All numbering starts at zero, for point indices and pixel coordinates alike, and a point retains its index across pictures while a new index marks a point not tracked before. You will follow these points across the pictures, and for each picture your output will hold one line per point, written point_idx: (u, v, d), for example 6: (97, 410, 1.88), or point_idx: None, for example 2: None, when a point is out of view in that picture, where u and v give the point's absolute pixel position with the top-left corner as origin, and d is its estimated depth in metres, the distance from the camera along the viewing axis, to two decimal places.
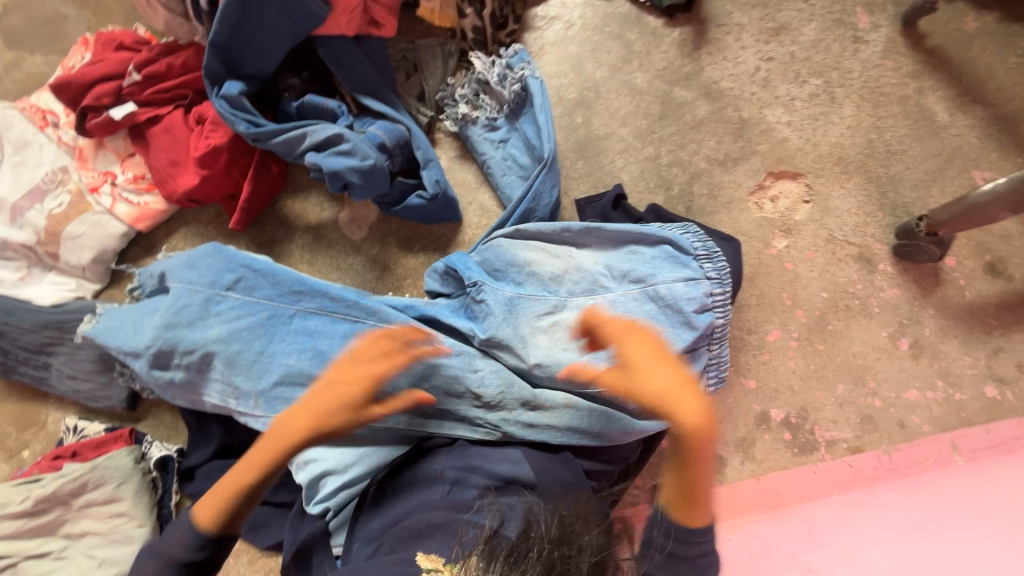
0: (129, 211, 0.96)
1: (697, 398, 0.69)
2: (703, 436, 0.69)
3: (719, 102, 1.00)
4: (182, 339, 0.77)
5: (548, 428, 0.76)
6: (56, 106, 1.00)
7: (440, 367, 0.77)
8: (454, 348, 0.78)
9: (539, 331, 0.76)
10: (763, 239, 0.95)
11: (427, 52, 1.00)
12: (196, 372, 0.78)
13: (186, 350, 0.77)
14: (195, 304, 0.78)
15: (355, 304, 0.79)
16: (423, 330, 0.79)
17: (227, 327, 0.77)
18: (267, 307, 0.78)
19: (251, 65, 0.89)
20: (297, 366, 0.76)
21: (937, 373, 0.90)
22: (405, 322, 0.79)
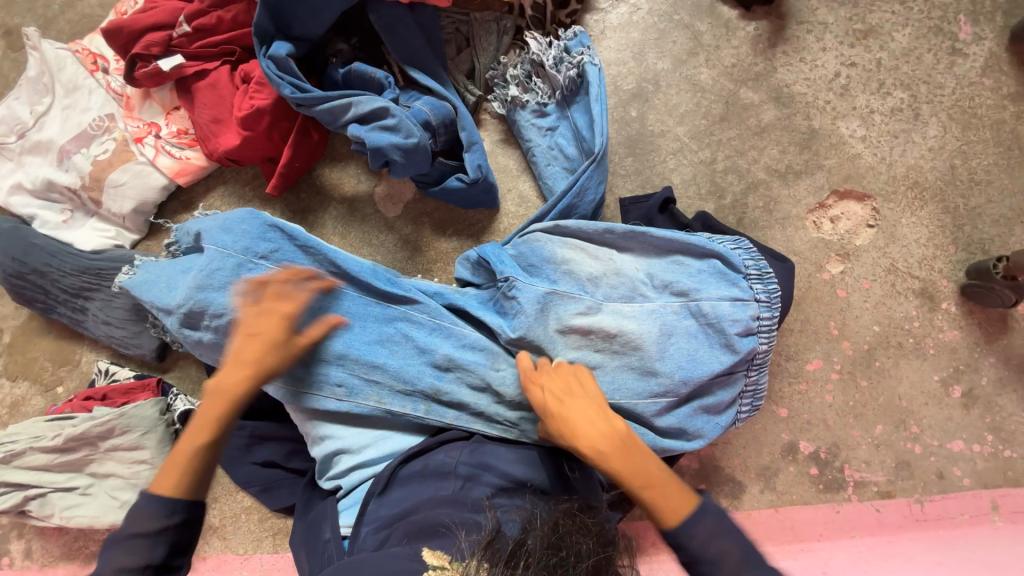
0: (170, 165, 0.96)
1: (586, 407, 0.66)
2: (619, 456, 0.63)
3: (788, 108, 0.93)
4: (212, 301, 0.76)
5: None
6: (107, 51, 1.00)
7: (464, 359, 0.75)
8: (480, 342, 0.76)
9: (570, 333, 0.74)
10: (817, 262, 0.89)
11: (481, 26, 0.95)
12: (222, 336, 0.77)
13: (215, 313, 0.76)
14: (227, 267, 0.77)
15: (387, 286, 0.78)
16: (452, 320, 0.78)
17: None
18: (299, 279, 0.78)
19: (300, 26, 0.86)
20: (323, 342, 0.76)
21: (988, 426, 0.84)
22: (434, 309, 0.78)
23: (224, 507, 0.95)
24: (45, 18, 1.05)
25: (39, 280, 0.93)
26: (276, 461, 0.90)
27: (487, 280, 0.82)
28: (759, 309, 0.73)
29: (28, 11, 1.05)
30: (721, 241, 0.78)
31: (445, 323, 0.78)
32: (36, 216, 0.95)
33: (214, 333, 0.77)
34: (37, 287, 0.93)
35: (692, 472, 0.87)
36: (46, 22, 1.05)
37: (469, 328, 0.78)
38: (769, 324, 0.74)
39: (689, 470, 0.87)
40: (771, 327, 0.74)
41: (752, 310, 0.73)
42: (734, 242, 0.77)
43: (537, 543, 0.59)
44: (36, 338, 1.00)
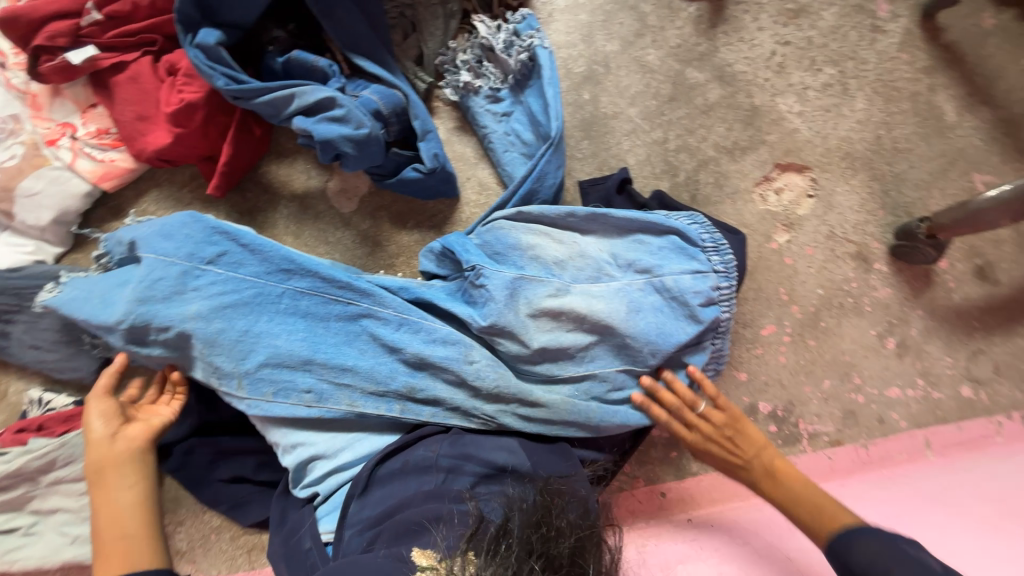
0: (92, 168, 0.87)
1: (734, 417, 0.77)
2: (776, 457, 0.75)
3: (731, 87, 0.97)
4: (158, 315, 0.71)
5: (545, 421, 0.75)
6: (3, 44, 0.89)
7: (435, 354, 0.74)
8: (451, 335, 0.75)
9: (540, 317, 0.74)
10: (765, 233, 0.94)
11: (427, 10, 0.92)
12: (173, 351, 0.72)
13: (162, 326, 0.71)
14: (170, 277, 0.71)
15: (349, 285, 0.75)
16: (420, 313, 0.76)
17: (206, 304, 0.71)
18: (253, 284, 0.73)
19: (229, 11, 0.80)
20: (287, 348, 0.72)
21: (918, 372, 0.93)
22: (401, 305, 0.76)
23: (191, 530, 0.90)
24: None
25: None
26: (244, 474, 0.85)
27: (454, 271, 0.81)
28: (717, 279, 0.77)
29: None
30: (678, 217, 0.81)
31: (413, 318, 0.76)
32: None
33: (163, 348, 0.72)
34: None
35: (663, 441, 0.91)
36: None
37: (439, 321, 0.77)
38: (729, 293, 0.77)
39: (660, 439, 0.91)
40: (729, 296, 0.77)
41: (711, 281, 0.76)
42: (689, 217, 0.80)
43: (521, 525, 0.61)
44: None
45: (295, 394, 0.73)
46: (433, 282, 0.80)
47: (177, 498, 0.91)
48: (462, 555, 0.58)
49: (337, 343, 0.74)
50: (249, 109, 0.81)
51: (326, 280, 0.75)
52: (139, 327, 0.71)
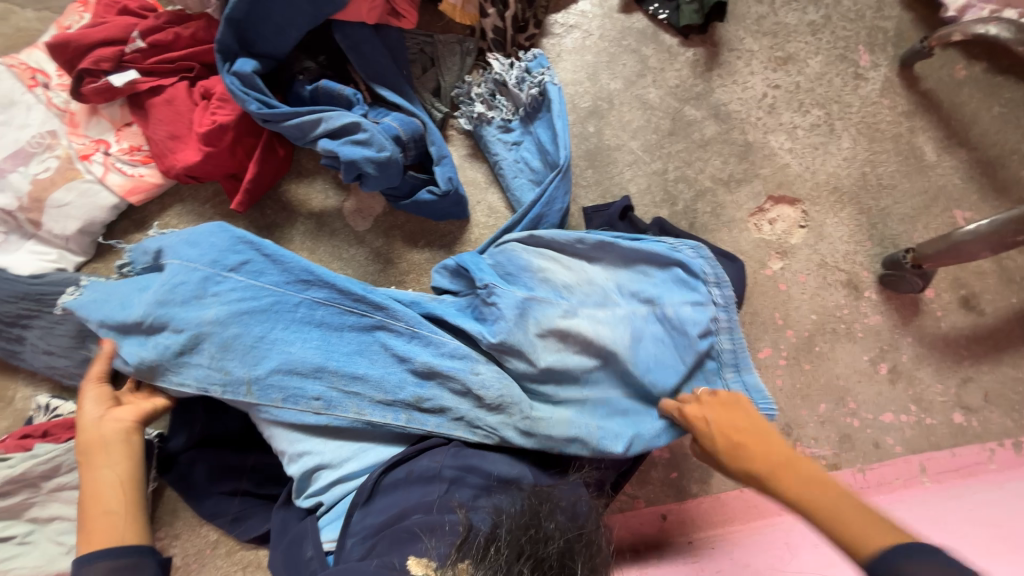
0: (121, 182, 0.91)
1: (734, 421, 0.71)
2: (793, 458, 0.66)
3: (726, 124, 1.04)
4: (175, 317, 0.73)
5: (546, 437, 0.76)
6: (48, 66, 0.95)
7: (443, 365, 0.76)
8: (459, 350, 0.77)
9: (548, 337, 0.77)
10: (760, 260, 0.99)
11: (445, 47, 1.00)
12: (178, 353, 0.73)
13: (176, 329, 0.73)
14: (191, 282, 0.74)
15: (365, 299, 0.78)
16: (432, 328, 0.78)
17: (225, 309, 0.74)
18: (273, 293, 0.76)
19: (265, 44, 0.87)
20: (299, 357, 0.75)
21: (911, 397, 0.95)
22: (413, 319, 0.78)
23: (188, 542, 0.88)
24: None
25: None
26: (246, 487, 0.85)
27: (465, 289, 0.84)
28: (720, 313, 0.79)
29: None
30: (681, 249, 0.84)
31: (423, 333, 0.78)
32: None
33: (169, 350, 0.73)
34: None
35: (664, 461, 0.92)
36: None
37: (448, 336, 0.79)
38: (729, 326, 0.79)
39: (661, 460, 0.93)
40: (725, 324, 0.79)
41: (714, 313, 0.79)
42: (694, 249, 0.83)
43: (510, 527, 0.61)
44: None
45: (302, 401, 0.74)
46: (444, 298, 0.83)
47: (175, 512, 0.88)
48: (452, 558, 0.58)
49: (349, 353, 0.77)
50: (277, 132, 0.87)
51: (342, 292, 0.78)
52: (153, 326, 0.74)
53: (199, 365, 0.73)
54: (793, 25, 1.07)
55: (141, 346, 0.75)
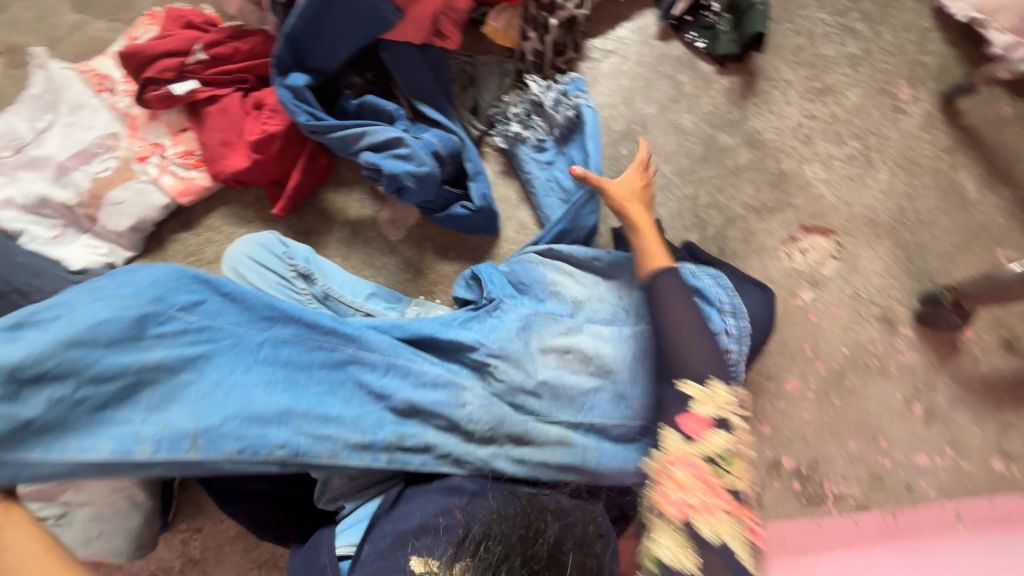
0: (174, 184, 0.96)
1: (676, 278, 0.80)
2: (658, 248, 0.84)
3: (760, 152, 1.04)
4: (92, 366, 0.62)
5: (541, 463, 0.75)
6: (115, 73, 1.01)
7: (425, 399, 0.72)
8: (440, 377, 0.73)
9: (547, 351, 0.79)
10: (790, 289, 0.97)
11: (485, 67, 1.03)
12: (96, 409, 0.62)
13: (95, 378, 0.62)
14: (115, 321, 0.64)
15: (335, 332, 0.72)
16: (411, 357, 0.74)
17: (165, 357, 0.66)
18: (231, 333, 0.70)
19: (317, 60, 0.91)
20: (260, 400, 0.67)
21: (947, 441, 0.92)
22: (388, 348, 0.74)
23: (207, 538, 0.91)
24: (51, 39, 1.06)
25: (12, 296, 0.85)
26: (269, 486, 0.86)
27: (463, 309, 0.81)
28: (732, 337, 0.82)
29: (33, 32, 1.06)
30: (696, 274, 0.87)
31: (400, 362, 0.74)
32: (24, 231, 0.92)
33: (76, 407, 0.61)
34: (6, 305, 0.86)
35: None
36: (51, 43, 1.06)
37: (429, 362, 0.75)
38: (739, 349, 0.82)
39: None
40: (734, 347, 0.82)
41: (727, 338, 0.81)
42: (708, 273, 0.87)
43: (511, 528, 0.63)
44: None
45: (261, 451, 0.65)
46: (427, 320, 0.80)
47: (199, 504, 0.91)
48: (450, 558, 0.63)
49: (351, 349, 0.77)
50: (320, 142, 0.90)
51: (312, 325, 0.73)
52: (54, 379, 0.61)
53: (127, 425, 0.63)
54: (832, 58, 1.07)
55: (16, 407, 0.59)
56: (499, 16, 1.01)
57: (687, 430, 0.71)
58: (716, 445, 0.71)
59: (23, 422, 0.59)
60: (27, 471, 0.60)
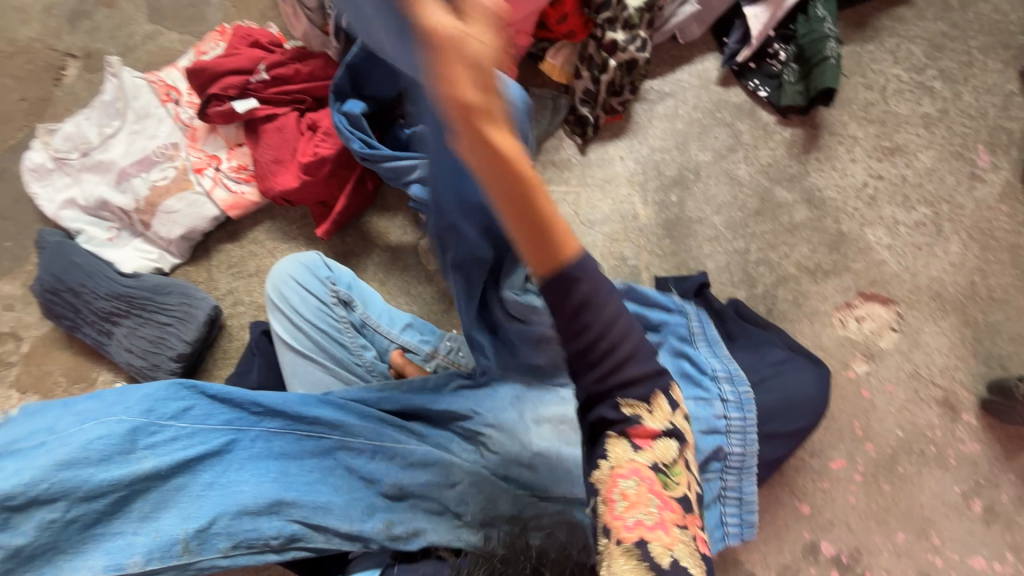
0: (225, 197, 0.98)
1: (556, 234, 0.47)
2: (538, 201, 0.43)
3: (820, 210, 0.98)
4: (85, 483, 0.63)
5: None
6: (181, 85, 1.05)
7: (415, 482, 0.73)
8: (428, 457, 0.74)
9: (542, 420, 0.75)
10: (842, 360, 0.92)
11: (538, 101, 1.02)
12: (86, 527, 0.64)
13: (87, 496, 0.63)
14: (73, 443, 0.64)
15: (320, 420, 0.73)
16: (394, 437, 0.75)
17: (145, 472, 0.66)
18: (225, 433, 0.72)
19: (375, 87, 0.92)
20: (249, 493, 0.69)
21: (1008, 545, 0.84)
22: (373, 433, 0.74)
23: None
24: (126, 47, 1.11)
25: (72, 298, 0.92)
26: None
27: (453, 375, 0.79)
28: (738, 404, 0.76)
29: (111, 39, 1.12)
30: (697, 341, 0.85)
31: (387, 444, 0.74)
32: (83, 231, 0.96)
33: (69, 526, 0.63)
34: (68, 305, 0.93)
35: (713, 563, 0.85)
36: (125, 50, 1.11)
37: (415, 440, 0.75)
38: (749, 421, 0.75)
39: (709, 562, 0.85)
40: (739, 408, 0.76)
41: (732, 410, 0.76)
42: (713, 339, 0.84)
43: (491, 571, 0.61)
44: (56, 351, 0.98)
45: (257, 544, 0.68)
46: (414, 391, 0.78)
47: None
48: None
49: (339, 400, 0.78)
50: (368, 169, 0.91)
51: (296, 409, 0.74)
52: (43, 504, 0.62)
53: (118, 538, 0.65)
54: (905, 116, 1.01)
55: (8, 535, 0.61)
56: (557, 53, 0.99)
57: (636, 440, 0.55)
58: (666, 455, 0.56)
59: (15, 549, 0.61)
60: None
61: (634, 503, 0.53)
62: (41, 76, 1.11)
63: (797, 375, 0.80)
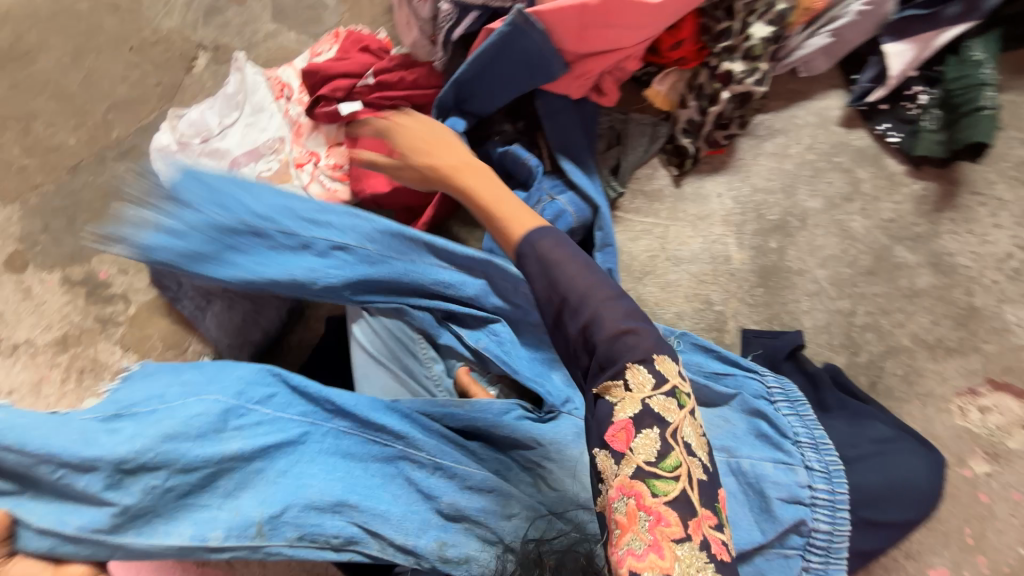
0: (319, 193, 1.02)
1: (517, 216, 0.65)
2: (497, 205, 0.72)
3: (947, 278, 0.87)
4: (184, 456, 0.60)
5: None
6: (294, 82, 1.11)
7: (471, 506, 0.70)
8: (486, 483, 0.71)
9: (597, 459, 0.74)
10: (956, 453, 0.80)
11: (637, 127, 0.98)
12: (181, 496, 0.60)
13: (184, 467, 0.60)
14: (188, 410, 0.63)
15: (387, 428, 0.73)
16: (456, 457, 0.73)
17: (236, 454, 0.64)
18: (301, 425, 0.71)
19: (476, 104, 0.92)
20: (319, 490, 0.66)
21: None
22: (435, 449, 0.73)
23: None
24: (250, 43, 1.20)
25: (178, 271, 0.97)
26: None
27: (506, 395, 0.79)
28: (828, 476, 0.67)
29: (238, 35, 1.21)
30: (775, 398, 0.76)
31: (447, 464, 0.72)
32: None
33: (166, 494, 0.59)
34: (171, 277, 0.97)
35: None
36: (249, 46, 1.20)
37: (475, 463, 0.74)
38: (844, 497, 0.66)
39: None
40: (824, 477, 0.67)
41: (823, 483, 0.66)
42: (794, 398, 0.75)
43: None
44: (157, 316, 1.07)
45: (321, 540, 0.64)
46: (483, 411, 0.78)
47: None
48: None
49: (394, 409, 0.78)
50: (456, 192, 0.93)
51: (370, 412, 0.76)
52: (149, 469, 0.58)
53: (204, 510, 0.61)
54: None
55: (115, 492, 0.57)
56: (665, 78, 0.94)
57: (616, 445, 0.54)
58: (648, 453, 0.52)
59: (119, 510, 0.57)
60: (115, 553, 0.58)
61: (626, 528, 0.51)
62: (175, 64, 1.21)
63: (906, 460, 0.70)
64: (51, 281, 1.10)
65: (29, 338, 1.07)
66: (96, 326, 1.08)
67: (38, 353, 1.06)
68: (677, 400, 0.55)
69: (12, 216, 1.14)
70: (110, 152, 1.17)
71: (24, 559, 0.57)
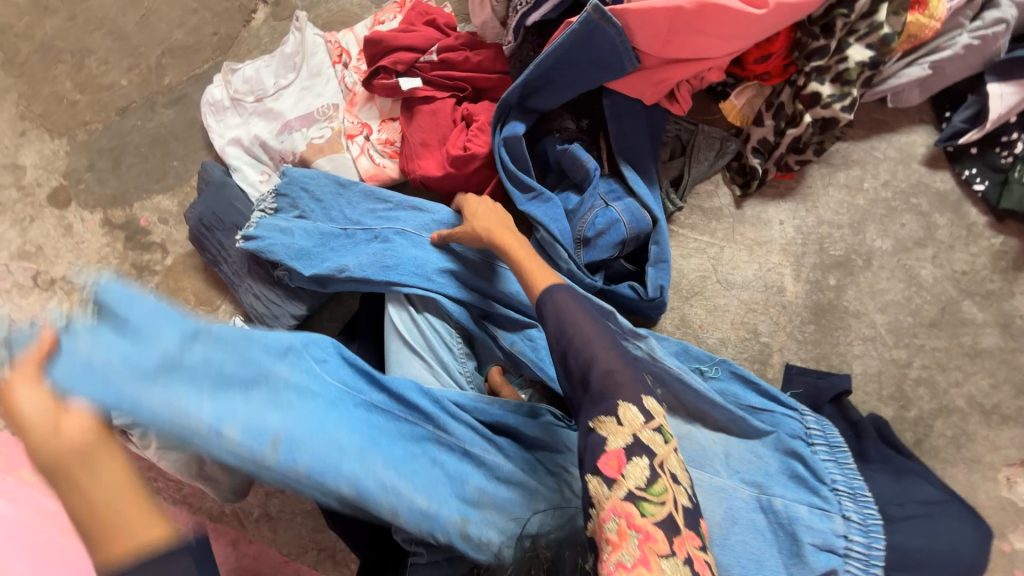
0: (367, 167, 1.00)
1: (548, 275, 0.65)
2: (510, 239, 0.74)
3: (1015, 342, 0.82)
4: (245, 351, 0.51)
5: None
6: (353, 49, 1.08)
7: (498, 494, 0.65)
8: (513, 475, 0.67)
9: None
10: (998, 526, 0.76)
11: (705, 139, 0.92)
12: (230, 377, 0.48)
13: (244, 367, 0.50)
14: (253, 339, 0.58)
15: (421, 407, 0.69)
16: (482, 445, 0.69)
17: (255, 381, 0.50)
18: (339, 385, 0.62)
19: (540, 100, 0.88)
20: (347, 438, 0.53)
21: None
22: (467, 432, 0.70)
23: (286, 501, 0.92)
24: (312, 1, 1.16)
25: (224, 236, 0.97)
26: None
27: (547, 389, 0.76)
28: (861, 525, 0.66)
29: None
30: (813, 441, 0.73)
31: (475, 450, 0.68)
32: (240, 170, 1.02)
33: (216, 368, 0.48)
34: (217, 241, 0.97)
35: None
36: (311, 5, 1.16)
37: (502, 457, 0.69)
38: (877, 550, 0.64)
39: None
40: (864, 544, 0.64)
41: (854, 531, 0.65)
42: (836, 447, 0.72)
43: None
44: (193, 271, 1.07)
45: (336, 489, 0.50)
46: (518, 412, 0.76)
47: None
48: None
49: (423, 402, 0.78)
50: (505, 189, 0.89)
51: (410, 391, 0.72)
52: (198, 351, 0.48)
53: (244, 396, 0.48)
54: None
55: (163, 353, 0.46)
56: (742, 93, 0.89)
57: (608, 472, 0.52)
58: (639, 478, 0.51)
59: (171, 361, 0.45)
60: (144, 397, 0.43)
61: (616, 547, 0.49)
62: (234, 15, 1.18)
63: (950, 526, 0.66)
64: (91, 221, 1.10)
65: (67, 275, 1.08)
66: (132, 273, 1.08)
67: (73, 292, 1.07)
68: (664, 435, 0.54)
69: (59, 151, 1.13)
70: (160, 98, 1.16)
71: (41, 389, 0.42)
